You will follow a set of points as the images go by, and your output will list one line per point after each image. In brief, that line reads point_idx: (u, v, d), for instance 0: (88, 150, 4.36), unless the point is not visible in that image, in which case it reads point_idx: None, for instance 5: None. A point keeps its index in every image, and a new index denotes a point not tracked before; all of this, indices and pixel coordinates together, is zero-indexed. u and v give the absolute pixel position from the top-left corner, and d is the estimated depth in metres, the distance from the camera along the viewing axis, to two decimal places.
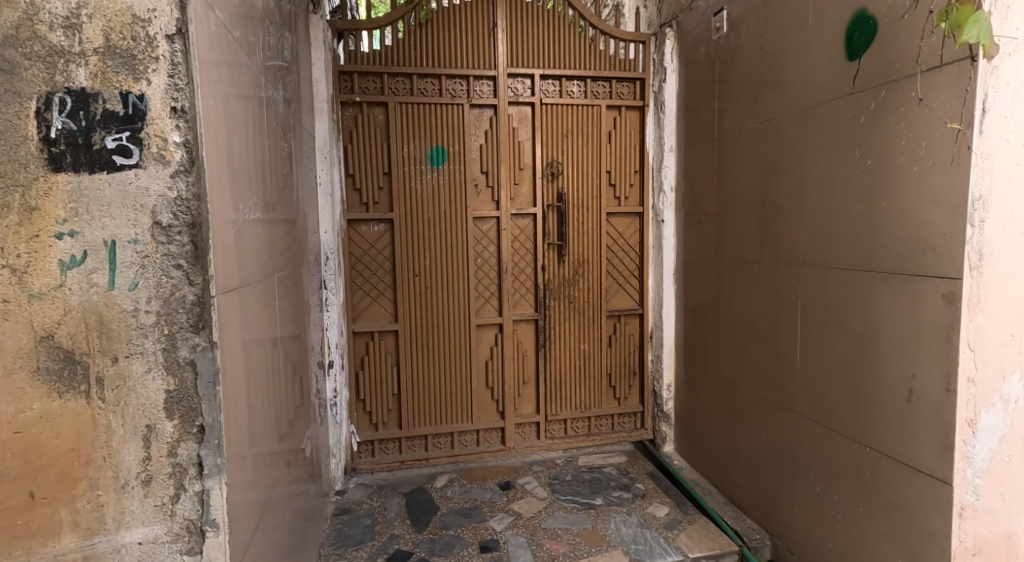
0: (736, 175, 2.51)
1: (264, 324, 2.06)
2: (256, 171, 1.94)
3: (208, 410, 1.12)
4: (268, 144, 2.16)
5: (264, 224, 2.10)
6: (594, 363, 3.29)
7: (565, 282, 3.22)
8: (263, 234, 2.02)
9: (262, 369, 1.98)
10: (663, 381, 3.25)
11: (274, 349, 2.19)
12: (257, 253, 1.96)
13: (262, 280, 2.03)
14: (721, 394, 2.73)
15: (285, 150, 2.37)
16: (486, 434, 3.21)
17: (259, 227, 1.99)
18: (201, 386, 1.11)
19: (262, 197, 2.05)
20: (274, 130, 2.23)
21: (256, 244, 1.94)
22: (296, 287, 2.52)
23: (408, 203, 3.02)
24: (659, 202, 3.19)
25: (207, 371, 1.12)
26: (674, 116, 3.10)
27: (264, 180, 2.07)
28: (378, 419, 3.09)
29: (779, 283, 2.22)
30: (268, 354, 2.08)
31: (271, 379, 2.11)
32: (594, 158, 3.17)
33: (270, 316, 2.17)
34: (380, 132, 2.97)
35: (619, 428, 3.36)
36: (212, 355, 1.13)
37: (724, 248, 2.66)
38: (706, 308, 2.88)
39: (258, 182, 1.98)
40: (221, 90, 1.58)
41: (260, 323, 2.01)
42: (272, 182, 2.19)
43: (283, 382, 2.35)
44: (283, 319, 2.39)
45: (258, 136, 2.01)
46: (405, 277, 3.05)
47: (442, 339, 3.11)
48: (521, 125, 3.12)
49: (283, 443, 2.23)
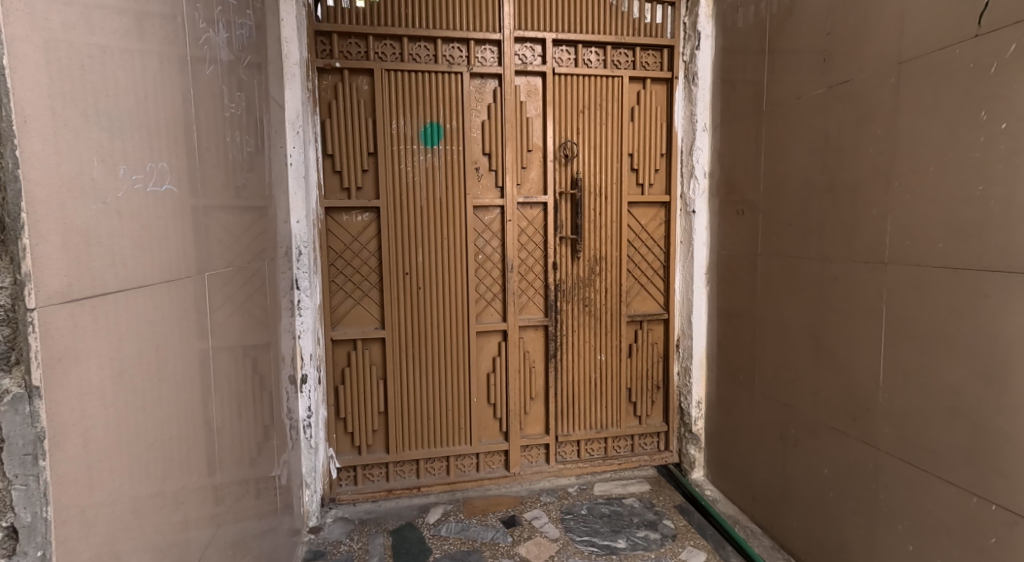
0: (787, 155, 2.08)
1: (222, 334, 1.61)
2: (209, 137, 1.51)
3: (23, 503, 0.84)
4: (231, 109, 1.74)
5: (227, 210, 1.68)
6: (612, 376, 2.84)
7: (579, 283, 2.77)
8: (218, 221, 1.58)
9: (217, 389, 1.55)
10: (692, 398, 2.79)
11: (235, 364, 1.77)
12: (214, 241, 1.53)
13: (219, 276, 1.60)
14: (765, 418, 2.29)
15: (249, 122, 1.95)
16: (487, 459, 2.77)
17: (217, 213, 1.57)
18: (10, 462, 0.83)
19: (222, 174, 1.62)
20: (238, 96, 1.83)
21: (210, 230, 1.51)
22: (263, 288, 2.09)
23: (398, 189, 2.58)
24: (690, 189, 2.74)
25: (19, 439, 0.84)
26: (709, 90, 2.66)
27: (224, 153, 1.65)
28: (362, 441, 2.65)
29: (851, 285, 1.77)
30: (227, 372, 1.65)
31: (229, 403, 1.68)
32: (613, 138, 2.73)
33: (233, 323, 1.75)
34: (364, 105, 2.54)
35: (640, 450, 2.91)
36: (25, 413, 0.85)
37: (770, 244, 2.22)
38: (746, 315, 2.45)
39: (215, 151, 1.55)
40: (152, 6, 1.14)
41: (219, 331, 1.59)
42: (233, 154, 1.77)
43: (252, 404, 1.93)
44: (252, 324, 1.98)
45: (219, 97, 1.60)
46: (394, 276, 2.61)
47: (437, 348, 2.68)
48: (529, 99, 2.68)
49: (247, 479, 1.81)
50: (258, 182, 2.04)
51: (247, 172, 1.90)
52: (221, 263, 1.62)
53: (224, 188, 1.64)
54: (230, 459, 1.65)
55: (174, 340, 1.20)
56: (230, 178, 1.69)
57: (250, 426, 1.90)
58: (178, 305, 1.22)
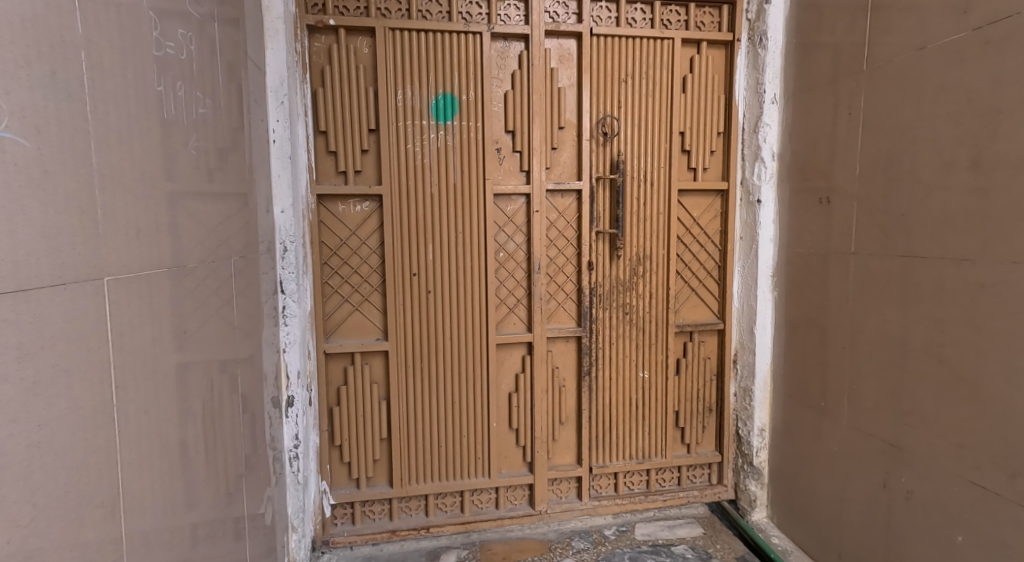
0: (903, 125, 1.63)
1: (174, 356, 1.21)
2: (149, 82, 1.07)
3: None
4: (190, 50, 1.29)
5: (187, 192, 1.27)
6: (656, 397, 2.39)
7: (618, 286, 2.33)
8: (170, 211, 1.17)
9: (160, 432, 1.14)
10: (753, 424, 2.32)
11: (206, 392, 1.37)
12: (158, 229, 1.11)
13: (165, 272, 1.17)
14: (853, 456, 1.84)
15: (219, 83, 1.53)
16: (509, 494, 2.34)
17: (165, 190, 1.16)
18: None
19: (169, 138, 1.18)
20: (203, 47, 1.40)
21: (149, 216, 1.09)
22: (243, 294, 1.69)
23: (405, 174, 2.16)
24: (754, 174, 2.28)
25: None
26: (780, 52, 2.19)
27: (179, 112, 1.23)
28: (361, 473, 2.23)
29: (1015, 295, 1.37)
30: (185, 405, 1.25)
31: (192, 445, 1.29)
32: (661, 114, 2.28)
33: (203, 337, 1.35)
34: (365, 72, 2.12)
35: (688, 484, 2.45)
36: None
37: (866, 240, 1.77)
38: (825, 326, 1.98)
39: (158, 106, 1.12)
40: None
41: (170, 357, 1.19)
42: (199, 121, 1.34)
43: (229, 442, 1.53)
44: (230, 340, 1.58)
45: (154, 29, 1.11)
46: (398, 277, 2.19)
47: (449, 364, 2.25)
48: (561, 66, 2.24)
49: (221, 535, 1.42)
50: (236, 161, 1.64)
51: (218, 148, 1.49)
52: (171, 258, 1.20)
53: (173, 159, 1.20)
54: (192, 519, 1.26)
55: (14, 397, 0.77)
56: (188, 144, 1.27)
57: (226, 470, 1.50)
58: (17, 337, 0.78)
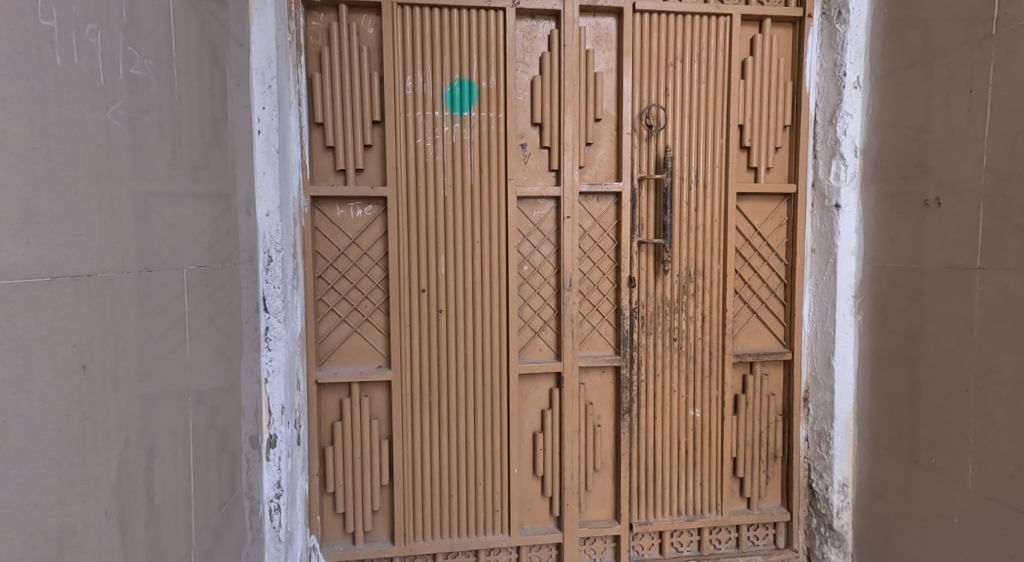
0: None
1: (99, 399, 0.89)
2: (11, 8, 0.77)
3: None
4: None
5: (122, 178, 0.96)
6: (709, 441, 2.00)
7: (663, 307, 1.96)
8: (79, 207, 0.87)
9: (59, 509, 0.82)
10: (832, 477, 1.91)
11: (165, 441, 1.05)
12: (30, 220, 0.80)
13: (68, 283, 0.85)
14: (985, 532, 1.43)
15: (196, 53, 1.24)
16: (533, 555, 1.96)
17: (73, 173, 0.86)
18: None
19: (83, 101, 0.88)
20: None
21: (13, 203, 0.78)
22: (224, 312, 1.38)
23: (414, 173, 1.84)
24: (831, 174, 1.89)
25: None
26: (864, 27, 1.81)
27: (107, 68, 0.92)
28: (358, 526, 1.88)
29: None
30: (123, 465, 0.94)
31: (142, 514, 0.98)
32: (716, 102, 1.92)
33: (163, 368, 1.05)
34: (369, 55, 1.82)
35: (749, 547, 2.04)
36: None
37: (1000, 252, 1.39)
38: (931, 360, 1.58)
39: (41, 48, 0.81)
40: None
41: (92, 403, 0.88)
42: (146, 87, 1.03)
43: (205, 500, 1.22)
44: (208, 369, 1.27)
45: None
46: (405, 294, 1.86)
47: (463, 398, 1.90)
48: (597, 48, 1.91)
49: None
50: (216, 152, 1.34)
51: (196, 131, 1.20)
52: (91, 266, 0.89)
53: (97, 136, 0.90)
54: None
55: None
56: (122, 112, 0.96)
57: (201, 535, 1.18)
58: None
